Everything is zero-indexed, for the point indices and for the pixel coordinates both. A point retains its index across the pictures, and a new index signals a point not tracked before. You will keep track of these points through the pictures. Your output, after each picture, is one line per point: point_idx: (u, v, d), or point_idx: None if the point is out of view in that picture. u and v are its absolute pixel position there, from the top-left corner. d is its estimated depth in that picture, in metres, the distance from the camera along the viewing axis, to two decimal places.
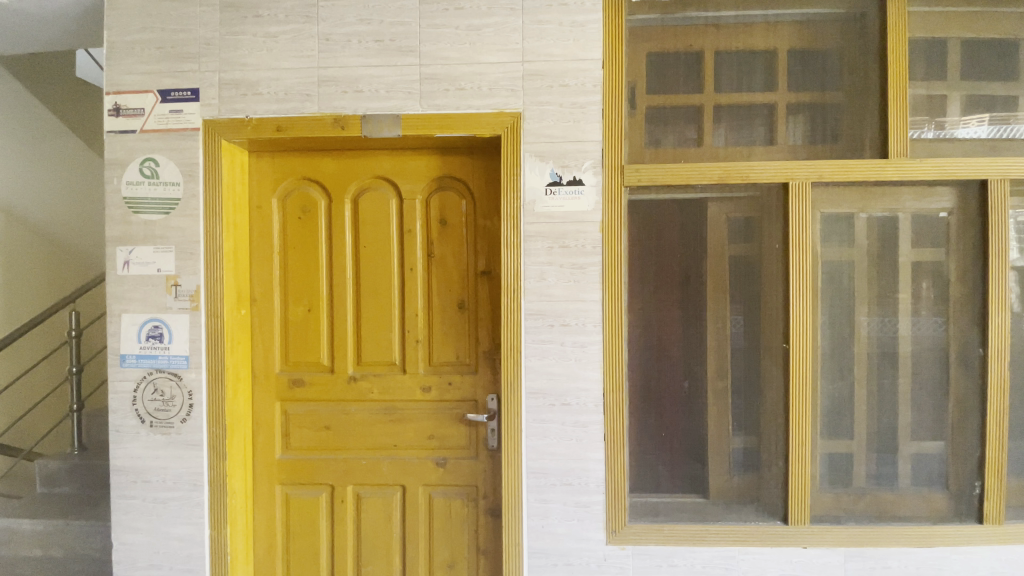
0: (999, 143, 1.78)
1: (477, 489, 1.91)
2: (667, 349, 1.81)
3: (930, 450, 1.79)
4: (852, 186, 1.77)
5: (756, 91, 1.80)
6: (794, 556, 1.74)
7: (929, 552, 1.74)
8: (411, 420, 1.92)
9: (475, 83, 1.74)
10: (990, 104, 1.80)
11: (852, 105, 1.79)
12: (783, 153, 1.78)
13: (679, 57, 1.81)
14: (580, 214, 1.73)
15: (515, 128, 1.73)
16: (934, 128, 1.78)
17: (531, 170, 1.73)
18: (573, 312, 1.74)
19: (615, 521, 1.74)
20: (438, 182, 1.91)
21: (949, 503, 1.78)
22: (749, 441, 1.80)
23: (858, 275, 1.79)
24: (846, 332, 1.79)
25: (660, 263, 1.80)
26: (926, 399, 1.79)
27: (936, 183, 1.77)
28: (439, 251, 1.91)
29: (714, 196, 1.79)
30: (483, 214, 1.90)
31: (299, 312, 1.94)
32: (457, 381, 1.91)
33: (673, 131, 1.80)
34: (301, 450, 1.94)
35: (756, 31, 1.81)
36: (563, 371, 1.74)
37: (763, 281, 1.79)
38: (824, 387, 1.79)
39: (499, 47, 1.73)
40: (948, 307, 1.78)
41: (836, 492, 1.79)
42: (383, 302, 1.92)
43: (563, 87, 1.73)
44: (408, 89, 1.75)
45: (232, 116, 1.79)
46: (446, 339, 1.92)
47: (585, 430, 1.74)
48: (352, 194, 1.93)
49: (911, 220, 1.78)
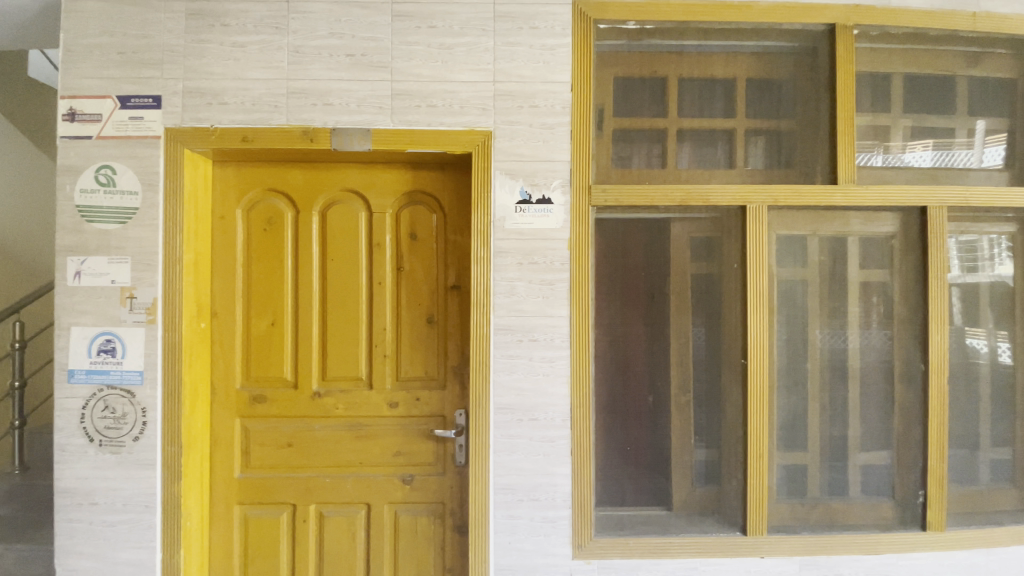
0: (941, 170, 1.92)
1: (443, 505, 1.91)
2: (632, 364, 1.85)
3: (877, 461, 1.89)
4: (805, 210, 1.87)
5: (716, 117, 1.89)
6: (752, 566, 1.80)
7: (878, 560, 1.83)
8: (377, 436, 1.90)
9: (447, 100, 1.76)
10: (934, 132, 1.93)
11: (804, 133, 1.90)
12: (741, 176, 1.87)
13: (645, 82, 1.88)
14: (548, 232, 1.77)
15: (485, 146, 1.76)
16: (883, 152, 1.91)
17: (501, 188, 1.76)
18: (542, 328, 1.76)
19: (581, 535, 1.76)
20: (408, 197, 1.92)
21: (896, 511, 1.88)
22: (710, 454, 1.86)
23: (810, 293, 1.88)
24: (799, 348, 1.87)
25: (625, 280, 1.85)
26: (874, 411, 1.89)
27: (882, 208, 1.89)
28: (408, 264, 1.91)
29: (677, 216, 1.86)
30: (454, 230, 1.92)
31: (262, 326, 1.91)
32: (425, 397, 1.91)
33: (639, 152, 1.87)
34: (262, 468, 1.89)
35: (716, 60, 1.90)
36: (532, 386, 1.76)
37: (723, 299, 1.86)
38: (780, 401, 1.87)
39: (471, 66, 1.76)
40: (892, 324, 1.89)
41: (792, 502, 1.86)
42: (350, 317, 1.90)
43: (532, 108, 1.77)
44: (379, 104, 1.76)
45: (196, 126, 1.76)
46: (415, 354, 1.91)
47: (552, 445, 1.76)
48: (320, 207, 1.92)
49: (858, 242, 1.89)
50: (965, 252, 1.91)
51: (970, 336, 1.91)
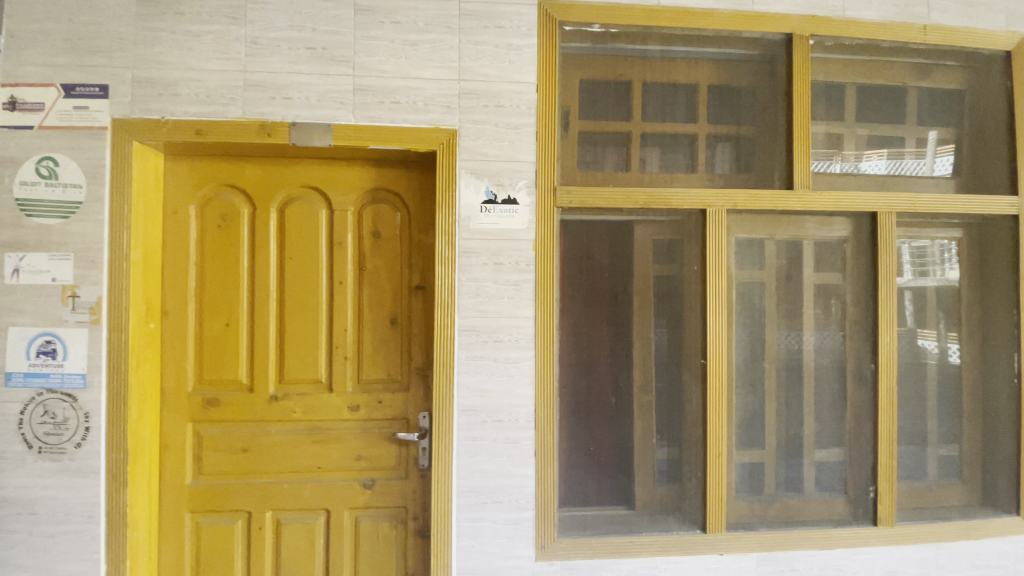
0: (894, 178, 2.00)
1: (406, 509, 1.87)
2: (596, 365, 1.86)
3: (831, 458, 1.95)
4: (762, 214, 1.92)
5: (679, 122, 1.92)
6: (711, 563, 1.84)
7: (831, 554, 1.88)
8: (337, 440, 1.85)
9: (411, 97, 1.73)
10: (888, 142, 2.01)
11: (762, 139, 1.95)
12: (702, 181, 1.91)
13: (610, 85, 1.90)
14: (513, 232, 1.76)
15: (450, 144, 1.74)
16: (841, 160, 1.98)
17: (466, 187, 1.74)
18: (507, 329, 1.75)
19: (545, 537, 1.76)
20: (371, 195, 1.88)
21: (848, 507, 1.94)
22: (672, 453, 1.88)
23: (767, 295, 1.93)
24: (757, 348, 1.92)
25: (590, 281, 1.86)
26: (827, 410, 1.95)
27: (835, 214, 1.96)
28: (371, 264, 1.87)
29: (640, 218, 1.88)
30: (418, 229, 1.89)
31: (216, 327, 1.84)
32: (387, 400, 1.87)
33: (603, 154, 1.88)
34: (215, 475, 1.82)
35: (679, 66, 1.93)
36: (496, 387, 1.74)
37: (685, 300, 1.89)
38: (738, 400, 1.91)
39: (435, 63, 1.74)
40: (844, 325, 1.96)
41: (750, 500, 1.90)
42: (310, 318, 1.85)
43: (497, 107, 1.76)
44: (341, 98, 1.71)
45: (146, 117, 1.68)
46: (377, 355, 1.87)
47: (516, 446, 1.75)
48: (278, 204, 1.86)
49: (814, 246, 1.96)
50: (915, 256, 1.99)
51: (920, 337, 1.99)
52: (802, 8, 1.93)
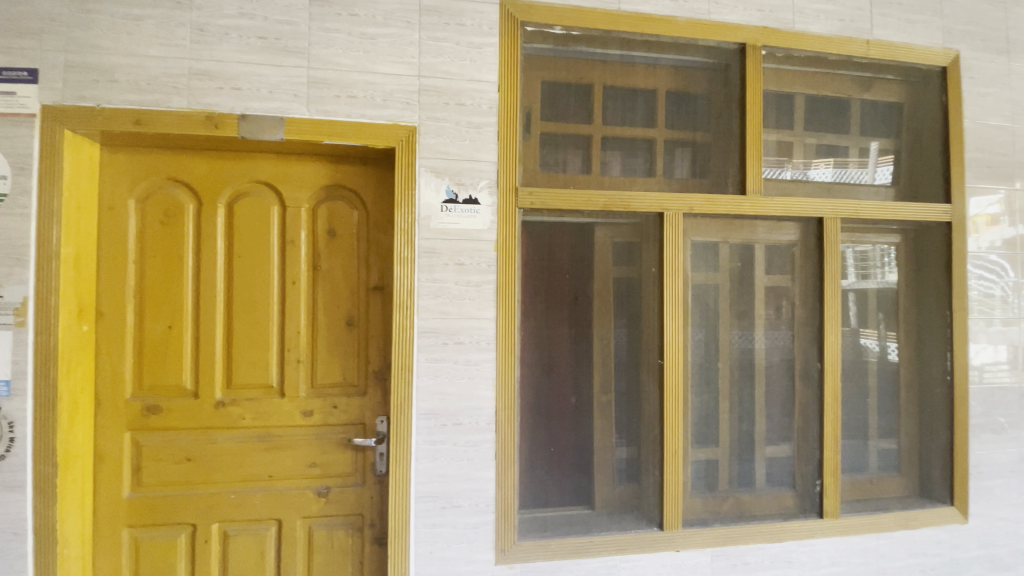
0: (839, 186, 2.09)
1: (363, 517, 1.82)
2: (557, 366, 1.86)
3: (780, 454, 2.02)
4: (717, 218, 1.98)
5: (638, 126, 1.95)
6: (668, 560, 1.86)
7: (780, 547, 1.94)
8: (289, 447, 1.78)
9: (369, 92, 1.68)
10: (833, 151, 2.10)
11: (717, 145, 2.01)
12: (660, 185, 1.94)
13: (571, 88, 1.91)
14: (474, 232, 1.74)
15: (410, 141, 1.70)
16: (791, 168, 2.05)
17: (426, 186, 1.71)
18: (467, 330, 1.73)
19: (505, 539, 1.74)
20: (327, 192, 1.82)
21: (796, 500, 2.01)
22: (631, 452, 1.90)
23: (721, 297, 1.98)
24: (711, 348, 1.97)
25: (551, 282, 1.86)
26: (777, 407, 2.02)
27: (785, 219, 2.03)
28: (326, 264, 1.81)
29: (601, 221, 1.89)
30: (376, 227, 1.84)
31: (158, 330, 1.73)
32: (343, 405, 1.81)
33: (565, 157, 1.88)
34: (156, 486, 1.72)
35: (638, 71, 1.96)
36: (457, 390, 1.72)
37: (643, 301, 1.92)
38: (694, 399, 1.95)
39: (395, 58, 1.70)
40: (793, 326, 2.04)
41: (704, 496, 1.95)
42: (260, 319, 1.77)
43: (458, 105, 1.73)
44: (295, 91, 1.65)
45: (80, 104, 1.56)
46: (332, 359, 1.81)
47: (477, 449, 1.72)
48: (226, 200, 1.77)
49: (765, 249, 2.02)
50: (858, 260, 2.09)
51: (863, 336, 2.09)
52: (755, 19, 1.99)
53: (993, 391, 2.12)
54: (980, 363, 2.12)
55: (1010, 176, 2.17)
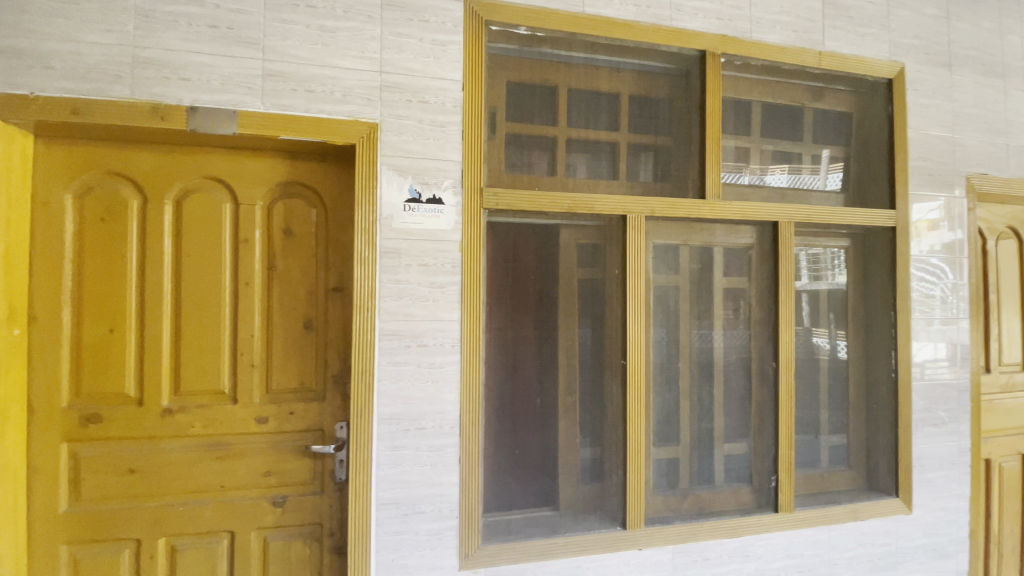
0: (794, 191, 2.17)
1: (321, 526, 1.76)
2: (522, 367, 1.85)
3: (738, 451, 2.07)
4: (678, 221, 2.01)
5: (601, 129, 1.96)
6: (631, 558, 1.87)
7: (738, 542, 1.99)
8: (242, 456, 1.70)
9: (328, 87, 1.63)
10: (789, 157, 2.18)
11: (678, 149, 2.04)
12: (623, 187, 1.96)
13: (536, 89, 1.90)
14: (438, 232, 1.71)
15: (371, 138, 1.65)
16: (749, 173, 2.11)
17: (389, 185, 1.67)
18: (431, 333, 1.70)
19: (468, 544, 1.71)
20: (283, 189, 1.75)
21: (753, 496, 2.07)
22: (594, 452, 1.91)
23: (681, 298, 2.02)
24: (672, 348, 2.00)
25: (516, 283, 1.85)
26: (734, 406, 2.07)
27: (742, 222, 2.09)
28: (282, 264, 1.74)
29: (565, 222, 1.90)
30: (335, 227, 1.78)
31: (98, 333, 1.63)
32: (300, 410, 1.75)
33: (530, 158, 1.88)
34: (97, 499, 1.61)
35: (602, 74, 1.97)
36: (420, 394, 1.68)
37: (607, 302, 1.93)
38: (655, 398, 1.98)
39: (355, 53, 1.65)
40: (750, 326, 2.10)
41: (666, 494, 1.97)
42: (210, 322, 1.69)
43: (422, 103, 1.70)
44: (249, 83, 1.58)
45: (10, 91, 1.44)
46: (288, 363, 1.74)
47: (440, 454, 1.69)
48: (174, 197, 1.68)
49: (723, 252, 2.07)
50: (811, 263, 2.17)
51: (815, 336, 2.17)
52: (715, 28, 2.04)
53: (934, 386, 2.24)
54: (922, 360, 2.23)
55: (948, 183, 2.30)
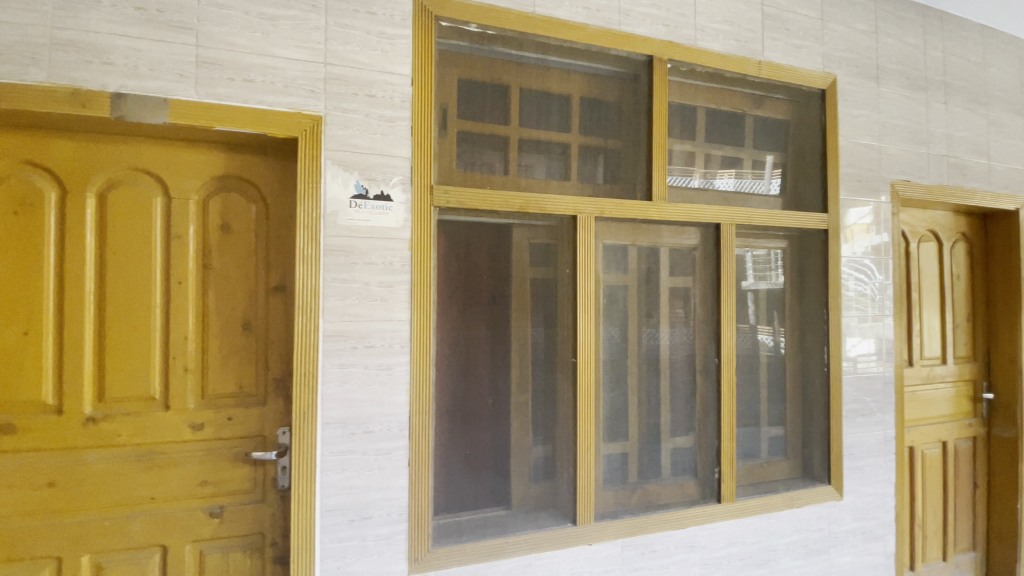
0: (736, 195, 2.25)
1: (263, 536, 1.68)
2: (474, 367, 1.84)
3: (684, 444, 2.13)
4: (626, 222, 2.05)
5: (552, 129, 1.97)
6: (581, 554, 1.88)
7: (684, 533, 2.04)
8: (176, 465, 1.61)
9: (268, 77, 1.56)
10: (735, 162, 2.26)
11: (627, 151, 2.08)
12: (574, 188, 1.98)
13: (487, 87, 1.89)
14: (386, 230, 1.67)
15: (314, 131, 1.59)
16: (699, 176, 2.19)
17: (334, 180, 1.61)
18: (379, 333, 1.65)
19: (418, 547, 1.68)
20: (220, 183, 1.67)
21: (698, 488, 2.13)
22: (547, 450, 1.92)
23: (630, 297, 2.06)
24: (620, 345, 2.04)
25: (467, 283, 1.83)
26: (681, 401, 2.13)
27: (688, 224, 2.15)
28: (219, 262, 1.66)
29: (518, 222, 1.90)
30: (276, 223, 1.71)
31: (11, 336, 1.50)
32: (239, 416, 1.66)
33: (481, 157, 1.86)
34: (9, 517, 1.48)
35: (553, 75, 1.98)
36: (367, 396, 1.63)
37: (558, 301, 1.95)
38: (605, 395, 2.01)
39: (298, 43, 1.59)
40: (695, 324, 2.17)
41: (615, 490, 2.01)
42: (140, 324, 1.59)
43: (368, 97, 1.65)
44: (182, 71, 1.49)
45: None
46: (225, 366, 1.66)
47: (388, 457, 1.66)
48: (99, 189, 1.57)
49: (669, 252, 2.13)
50: (752, 263, 2.26)
51: (756, 333, 2.26)
52: (662, 34, 2.09)
53: (863, 380, 2.38)
54: (854, 355, 2.36)
55: (876, 189, 2.44)
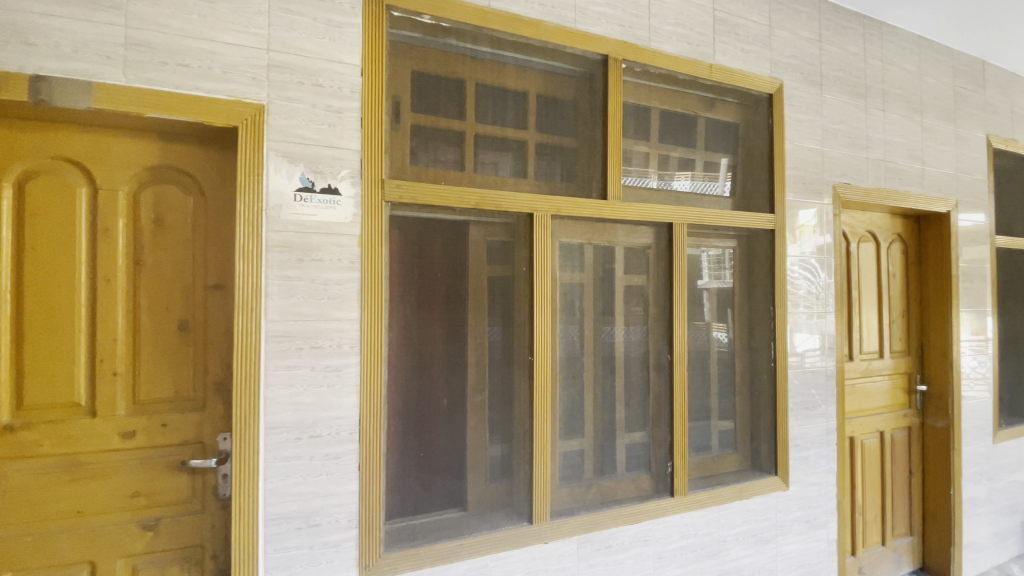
0: (689, 195, 2.30)
1: (202, 548, 1.59)
2: (428, 367, 1.80)
3: (638, 440, 2.15)
4: (582, 220, 2.06)
5: (508, 125, 1.95)
6: (536, 553, 1.87)
7: (638, 527, 2.07)
8: (104, 476, 1.50)
9: (207, 63, 1.47)
10: (689, 163, 2.31)
11: (583, 150, 2.09)
12: (530, 186, 1.96)
13: (441, 81, 1.85)
14: (334, 225, 1.61)
15: (256, 121, 1.52)
16: (656, 177, 2.22)
17: (277, 172, 1.54)
18: (326, 333, 1.59)
19: (369, 554, 1.63)
20: (153, 175, 1.57)
21: (652, 482, 2.16)
22: (503, 449, 1.90)
23: (586, 294, 2.06)
24: (577, 343, 2.04)
25: (422, 281, 1.79)
26: (635, 398, 2.15)
27: (642, 223, 2.18)
28: (152, 258, 1.56)
29: (474, 219, 1.87)
30: (215, 218, 1.63)
31: None
32: (175, 422, 1.57)
33: (435, 152, 1.83)
34: None
35: (509, 71, 1.96)
36: (314, 399, 1.57)
37: (515, 299, 1.93)
38: (562, 392, 2.00)
39: (239, 27, 1.51)
40: (649, 321, 2.20)
41: (571, 487, 2.01)
42: (64, 325, 1.47)
43: (315, 86, 1.59)
44: (110, 53, 1.39)
45: None
46: (159, 369, 1.56)
47: (337, 462, 1.60)
48: (15, 179, 1.44)
49: (624, 251, 2.15)
50: (705, 263, 2.32)
51: (708, 330, 2.31)
52: (617, 33, 2.11)
53: (808, 374, 2.47)
54: (802, 351, 2.46)
55: (819, 191, 2.54)
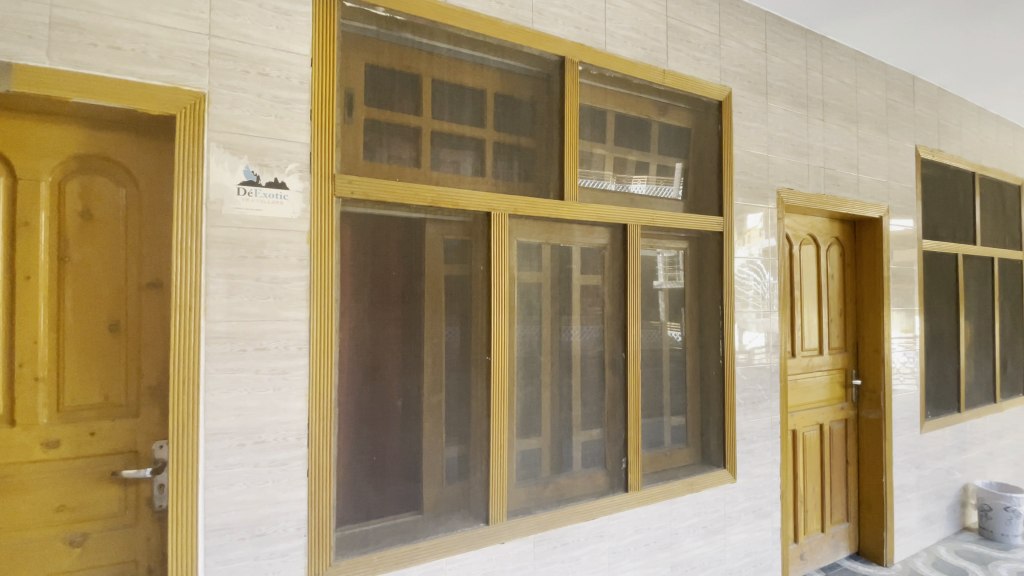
0: (644, 197, 2.34)
1: (136, 563, 1.49)
2: (383, 367, 1.75)
3: (594, 438, 2.17)
4: (539, 220, 2.06)
5: (465, 123, 1.93)
6: (492, 554, 1.86)
7: (593, 524, 2.09)
8: (24, 490, 1.38)
9: (141, 46, 1.38)
10: (644, 166, 2.36)
11: (539, 150, 2.09)
12: (487, 185, 1.95)
13: (396, 75, 1.81)
14: (281, 221, 1.55)
15: (196, 110, 1.43)
16: (613, 180, 2.25)
17: (219, 164, 1.47)
18: (273, 334, 1.53)
19: (319, 562, 1.57)
20: (80, 165, 1.46)
21: (607, 479, 2.19)
22: (460, 450, 1.88)
23: (543, 294, 2.07)
24: (534, 342, 2.04)
25: (376, 279, 1.75)
26: (591, 396, 2.18)
27: (597, 224, 2.20)
28: (78, 254, 1.45)
29: (430, 217, 1.84)
30: (150, 212, 1.53)
31: None
32: (104, 430, 1.47)
33: (390, 148, 1.78)
34: None
35: (465, 68, 1.94)
36: (259, 404, 1.50)
37: (472, 298, 1.91)
38: (519, 391, 2.00)
39: (178, 11, 1.43)
40: (605, 320, 2.22)
41: (528, 486, 2.00)
42: None
43: (260, 75, 1.53)
44: (30, 31, 1.28)
45: None
46: (86, 373, 1.46)
47: (284, 468, 1.53)
48: None
49: (581, 251, 2.16)
50: (660, 264, 2.37)
51: (661, 329, 2.36)
52: (573, 35, 2.12)
53: (755, 371, 2.57)
54: (750, 348, 2.56)
55: (765, 195, 2.65)
